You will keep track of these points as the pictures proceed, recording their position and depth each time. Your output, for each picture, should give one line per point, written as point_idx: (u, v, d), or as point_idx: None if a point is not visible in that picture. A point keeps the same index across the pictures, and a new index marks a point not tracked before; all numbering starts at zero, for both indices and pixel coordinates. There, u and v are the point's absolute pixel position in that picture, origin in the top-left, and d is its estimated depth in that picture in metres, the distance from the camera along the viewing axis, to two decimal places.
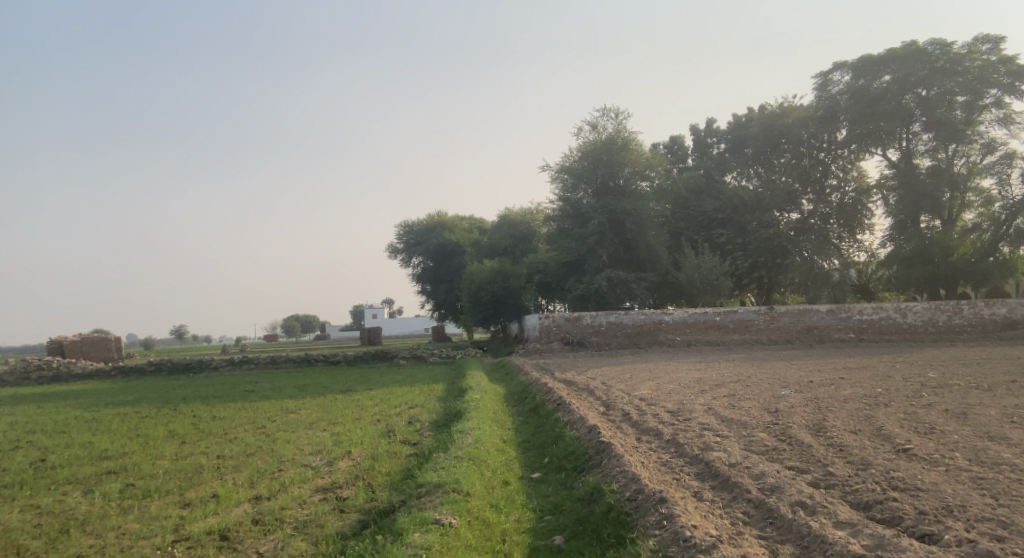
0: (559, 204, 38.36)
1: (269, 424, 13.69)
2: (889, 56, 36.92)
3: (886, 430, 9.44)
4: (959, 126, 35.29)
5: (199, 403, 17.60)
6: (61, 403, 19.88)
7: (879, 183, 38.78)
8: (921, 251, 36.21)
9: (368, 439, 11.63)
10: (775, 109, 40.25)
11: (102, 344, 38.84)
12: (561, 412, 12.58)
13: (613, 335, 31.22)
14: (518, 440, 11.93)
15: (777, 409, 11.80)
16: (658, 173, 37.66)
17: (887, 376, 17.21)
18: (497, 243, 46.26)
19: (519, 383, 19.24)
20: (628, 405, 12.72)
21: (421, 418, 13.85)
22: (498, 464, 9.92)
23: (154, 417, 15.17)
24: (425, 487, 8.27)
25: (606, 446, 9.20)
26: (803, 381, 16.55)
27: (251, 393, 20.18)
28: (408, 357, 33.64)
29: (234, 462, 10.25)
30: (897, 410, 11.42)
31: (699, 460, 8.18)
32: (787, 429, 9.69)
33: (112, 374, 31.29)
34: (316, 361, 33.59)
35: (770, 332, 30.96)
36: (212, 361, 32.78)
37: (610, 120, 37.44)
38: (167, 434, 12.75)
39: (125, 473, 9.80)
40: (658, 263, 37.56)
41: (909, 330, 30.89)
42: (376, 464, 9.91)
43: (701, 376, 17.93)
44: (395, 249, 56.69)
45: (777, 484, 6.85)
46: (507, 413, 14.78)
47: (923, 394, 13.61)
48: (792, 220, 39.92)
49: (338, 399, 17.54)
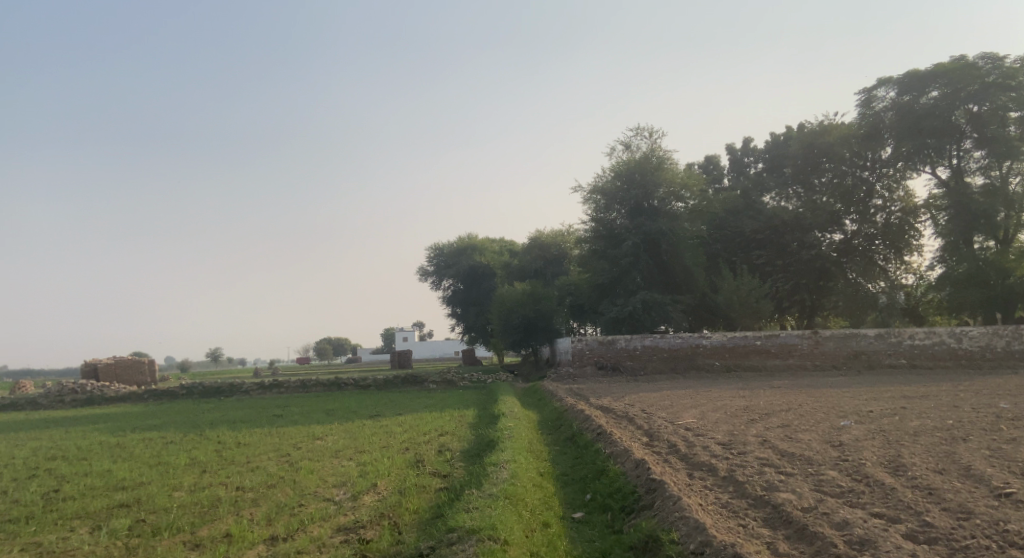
0: (591, 224, 37.39)
1: (294, 452, 13.02)
2: (937, 71, 35.57)
3: (975, 470, 8.41)
4: (1014, 142, 33.99)
5: (225, 428, 17.01)
6: (88, 427, 19.48)
7: (927, 203, 37.41)
8: (976, 274, 34.52)
9: (396, 470, 10.84)
10: (815, 127, 39.23)
11: (135, 368, 38.78)
12: (602, 443, 11.66)
13: (648, 359, 30.11)
14: (555, 474, 11.05)
15: (842, 442, 10.76)
16: (694, 193, 36.78)
17: (952, 406, 15.98)
18: (528, 264, 45.58)
19: (553, 409, 18.33)
20: (673, 435, 11.83)
21: (451, 446, 13.10)
22: (536, 502, 9.05)
23: (178, 444, 14.60)
24: (457, 532, 7.44)
25: (658, 484, 8.26)
26: (862, 411, 15.42)
27: (279, 417, 19.57)
28: (439, 381, 32.89)
29: (254, 495, 9.53)
30: (980, 447, 10.38)
31: (765, 503, 7.22)
32: (861, 467, 8.71)
33: (144, 396, 31.10)
34: (346, 385, 33.00)
35: (815, 357, 29.56)
36: (243, 385, 32.44)
37: (644, 139, 37.01)
38: (187, 463, 12.11)
39: (138, 507, 9.16)
40: (694, 285, 36.43)
41: (965, 356, 29.29)
42: (403, 500, 9.09)
43: (750, 404, 16.89)
44: (425, 271, 56.26)
45: (868, 537, 5.90)
46: (541, 442, 13.96)
47: (999, 427, 12.47)
48: (834, 241, 38.45)
49: (367, 425, 16.85)
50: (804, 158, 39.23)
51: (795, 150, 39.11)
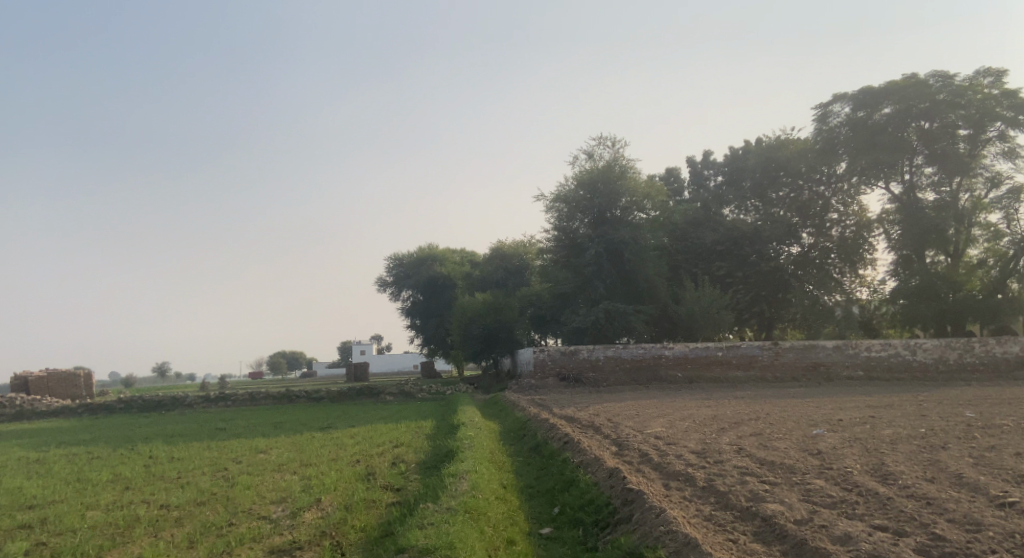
0: (554, 234, 36.68)
1: (233, 465, 11.94)
2: (889, 88, 36.11)
3: (967, 478, 7.90)
4: (964, 158, 34.80)
5: (160, 443, 15.75)
6: (8, 443, 17.91)
7: (881, 217, 37.87)
8: (928, 286, 34.90)
9: (343, 484, 9.89)
10: (772, 142, 39.82)
11: (70, 380, 36.63)
12: (569, 452, 10.90)
13: (611, 370, 29.41)
14: (519, 485, 10.24)
15: (820, 451, 10.16)
16: (656, 204, 36.41)
17: (921, 415, 15.76)
18: (489, 275, 44.90)
19: (515, 420, 17.53)
20: (644, 444, 11.11)
21: (406, 458, 12.19)
22: (499, 516, 8.21)
23: (106, 459, 13.34)
24: (408, 553, 6.58)
25: (636, 495, 7.52)
26: (832, 419, 14.98)
27: (221, 431, 18.28)
28: (395, 393, 31.80)
29: (178, 513, 8.50)
30: (960, 454, 9.98)
31: (753, 515, 6.52)
32: (847, 475, 8.11)
33: (78, 410, 29.31)
34: (297, 397, 31.61)
35: (775, 368, 29.31)
36: (187, 398, 30.84)
37: (607, 148, 36.49)
38: (109, 479, 10.93)
39: (40, 528, 8.06)
40: (656, 295, 35.94)
41: (920, 368, 29.41)
42: (348, 517, 8.16)
43: (716, 413, 16.34)
44: (384, 282, 54.93)
45: (878, 554, 5.24)
46: (504, 453, 13.13)
47: (974, 435, 12.17)
48: (792, 254, 38.22)
49: (317, 437, 15.82)
50: (762, 172, 39.49)
51: (755, 163, 39.32)
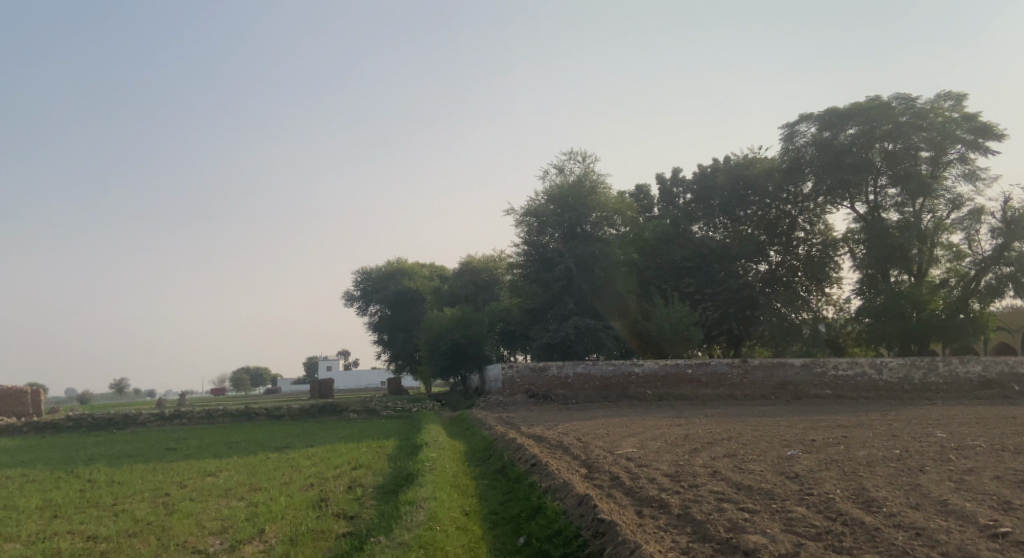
0: (523, 249, 36.18)
1: (175, 491, 11.13)
2: (854, 109, 36.53)
3: (954, 505, 7.51)
4: (926, 180, 35.01)
5: (103, 465, 14.81)
6: None
7: (846, 237, 38.24)
8: (893, 306, 35.11)
9: (292, 512, 9.19)
10: (740, 160, 39.87)
11: (16, 397, 35.00)
12: (536, 476, 10.34)
13: (580, 388, 28.90)
14: (483, 513, 9.64)
15: (797, 474, 9.73)
16: (625, 219, 36.23)
17: (893, 435, 15.51)
18: (459, 290, 44.33)
19: (481, 439, 16.94)
20: (615, 466, 10.59)
21: (364, 481, 11.51)
22: (459, 549, 7.59)
23: (39, 483, 12.44)
24: None
25: (608, 527, 6.98)
26: (805, 440, 14.62)
27: (172, 451, 17.36)
28: (359, 411, 30.92)
29: (105, 546, 7.74)
30: (940, 478, 9.64)
31: (733, 549, 6.03)
32: (830, 501, 7.69)
33: (22, 429, 27.91)
34: (256, 415, 30.57)
35: (744, 387, 29.10)
36: (140, 415, 29.60)
37: (577, 163, 36.25)
38: (36, 506, 10.06)
39: None
40: (626, 312, 35.44)
41: (886, 387, 29.43)
42: (293, 551, 7.49)
43: (688, 432, 15.91)
44: (351, 295, 54.02)
45: None
46: (468, 476, 12.52)
47: (949, 457, 11.90)
48: (760, 271, 38.33)
49: (272, 458, 15.05)
50: (730, 191, 39.22)
51: (723, 181, 39.18)
